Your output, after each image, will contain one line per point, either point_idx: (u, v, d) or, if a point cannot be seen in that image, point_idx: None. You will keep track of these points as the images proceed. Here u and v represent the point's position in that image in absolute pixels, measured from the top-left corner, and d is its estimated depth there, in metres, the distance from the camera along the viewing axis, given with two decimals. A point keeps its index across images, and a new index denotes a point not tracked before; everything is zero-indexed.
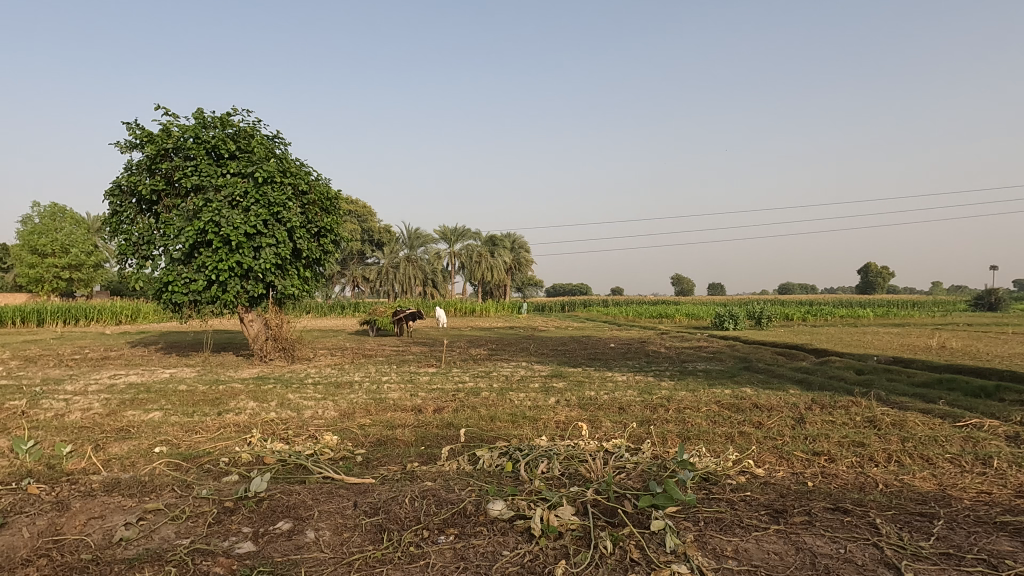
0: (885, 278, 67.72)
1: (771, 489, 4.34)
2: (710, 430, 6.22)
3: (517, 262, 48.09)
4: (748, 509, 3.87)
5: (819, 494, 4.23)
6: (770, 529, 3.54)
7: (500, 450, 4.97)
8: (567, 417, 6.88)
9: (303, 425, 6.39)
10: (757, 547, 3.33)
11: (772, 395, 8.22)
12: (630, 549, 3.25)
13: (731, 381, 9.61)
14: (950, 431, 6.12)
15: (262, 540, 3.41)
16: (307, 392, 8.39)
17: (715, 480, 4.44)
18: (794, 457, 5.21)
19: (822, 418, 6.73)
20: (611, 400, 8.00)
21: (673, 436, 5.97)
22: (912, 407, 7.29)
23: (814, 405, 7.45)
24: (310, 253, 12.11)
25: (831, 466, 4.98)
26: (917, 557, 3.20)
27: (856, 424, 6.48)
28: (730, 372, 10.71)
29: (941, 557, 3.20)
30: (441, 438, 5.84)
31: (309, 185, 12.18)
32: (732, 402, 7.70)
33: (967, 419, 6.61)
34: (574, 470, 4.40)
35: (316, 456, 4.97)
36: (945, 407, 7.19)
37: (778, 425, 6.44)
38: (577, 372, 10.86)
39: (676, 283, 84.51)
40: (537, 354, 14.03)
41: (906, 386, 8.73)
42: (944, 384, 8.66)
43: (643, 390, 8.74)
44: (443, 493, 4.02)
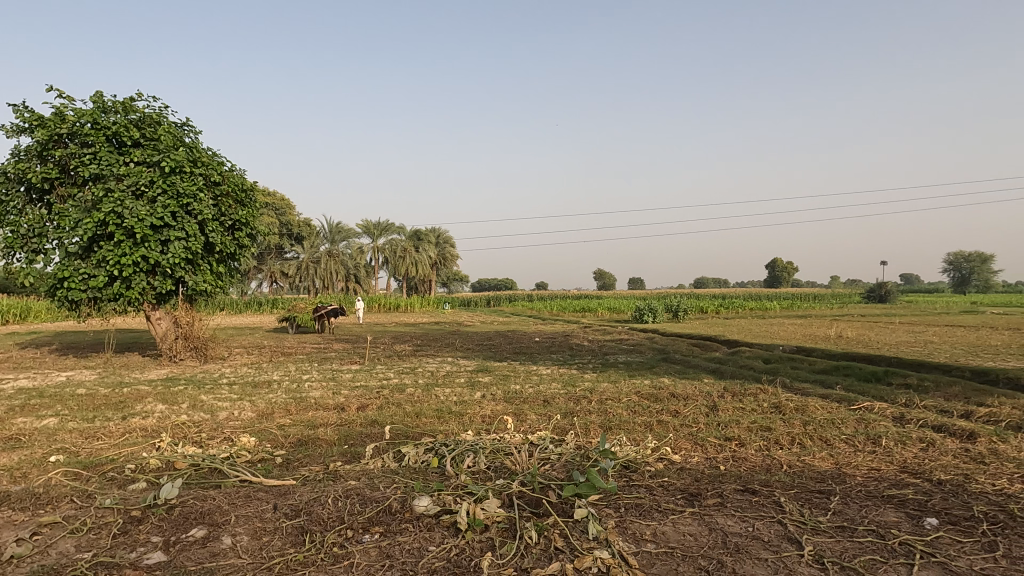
0: (789, 272, 72.48)
1: (687, 474, 4.56)
2: (630, 419, 6.45)
3: (442, 257, 48.21)
4: (666, 494, 4.05)
5: (730, 477, 4.48)
6: (686, 512, 3.72)
7: (425, 446, 4.94)
8: (492, 411, 6.95)
9: (218, 427, 6.11)
10: (673, 529, 3.49)
11: (688, 384, 8.64)
12: (554, 538, 3.31)
13: (650, 372, 10.02)
14: (846, 413, 6.65)
15: (174, 549, 3.24)
16: (222, 392, 8.02)
17: (635, 467, 4.62)
18: (707, 442, 5.50)
19: (733, 405, 7.12)
20: (535, 392, 8.14)
21: (596, 427, 6.14)
22: (813, 392, 7.85)
23: (726, 393, 7.88)
24: (224, 247, 11.55)
25: (740, 450, 5.29)
26: (816, 531, 3.46)
27: (764, 409, 6.91)
28: (649, 363, 11.14)
29: (836, 530, 3.47)
30: (365, 436, 5.74)
31: (223, 176, 11.61)
32: (650, 392, 8.01)
33: (860, 402, 7.19)
34: (500, 463, 4.45)
35: (232, 459, 4.77)
36: (841, 392, 7.77)
37: (693, 412, 6.77)
38: (503, 365, 10.96)
39: (598, 275, 86.86)
40: (463, 349, 14.04)
41: (808, 372, 9.39)
42: (841, 370, 9.38)
43: (567, 383, 8.92)
44: (368, 491, 3.96)
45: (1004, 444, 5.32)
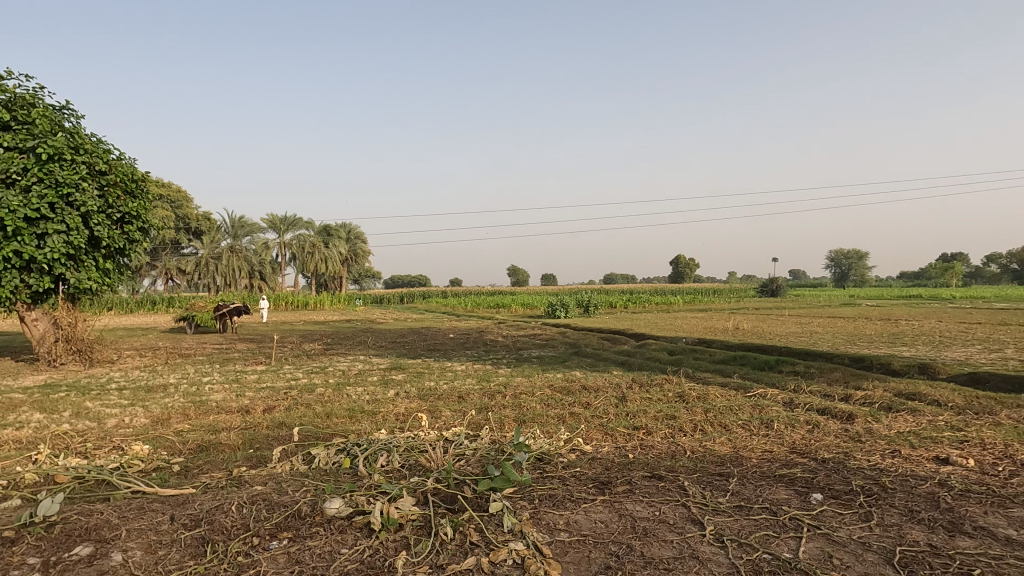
0: (691, 269, 76.38)
1: (598, 463, 4.71)
2: (544, 413, 6.57)
3: (353, 253, 47.00)
4: (578, 483, 4.17)
5: (638, 464, 4.67)
6: (597, 500, 3.84)
7: (337, 446, 4.80)
8: (406, 408, 6.86)
9: (105, 436, 5.64)
10: (585, 517, 3.59)
11: (598, 377, 8.91)
12: (469, 532, 3.32)
13: (562, 365, 10.25)
14: (742, 400, 7.10)
15: (54, 570, 2.96)
16: (110, 399, 7.41)
17: (548, 459, 4.71)
18: (617, 432, 5.70)
19: (640, 395, 7.42)
20: (450, 389, 8.11)
21: (510, 421, 6.20)
22: (713, 381, 8.32)
23: (633, 384, 8.20)
24: (111, 242, 10.67)
25: (648, 438, 5.52)
26: (717, 511, 3.67)
27: (669, 399, 7.25)
28: (561, 357, 11.39)
29: (734, 510, 3.69)
30: (271, 439, 5.50)
31: (110, 165, 10.71)
32: (563, 385, 8.20)
33: (754, 389, 7.71)
34: (414, 461, 4.40)
35: (123, 470, 4.42)
36: (738, 380, 8.29)
37: (604, 404, 7.00)
38: (416, 363, 10.84)
39: (512, 272, 87.60)
40: (376, 347, 13.77)
41: (708, 363, 9.94)
42: (738, 360, 10.00)
43: (481, 378, 8.96)
44: (275, 496, 3.80)
45: (877, 423, 5.87)
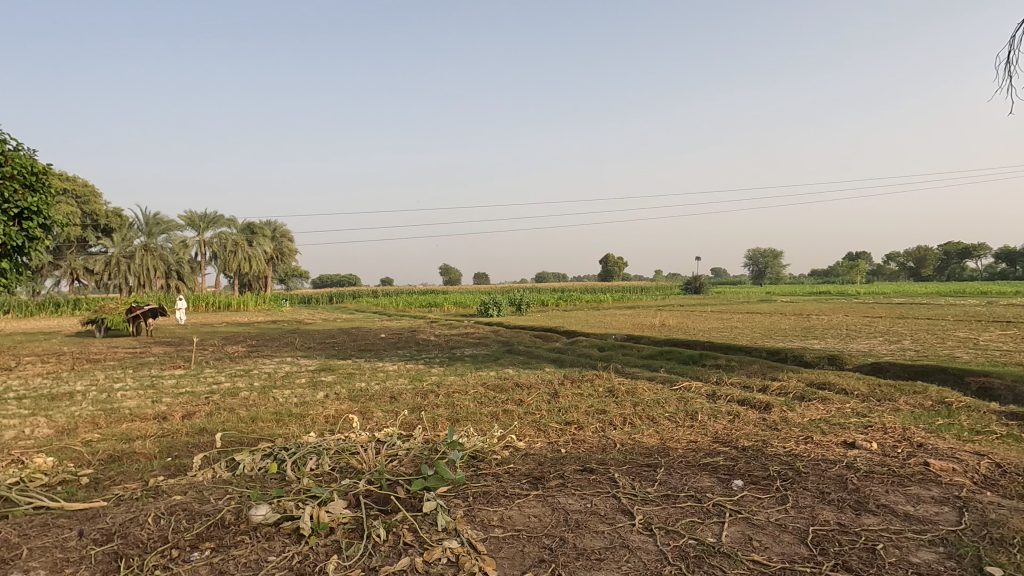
0: (619, 267, 78.35)
1: (531, 459, 4.76)
2: (477, 411, 6.57)
3: (279, 252, 45.38)
4: (511, 479, 4.20)
5: (570, 458, 4.76)
6: (531, 495, 3.88)
7: (263, 451, 4.63)
8: (336, 410, 6.70)
9: (2, 450, 5.20)
10: (519, 513, 3.62)
11: (531, 374, 9.00)
12: (402, 533, 3.28)
13: (495, 363, 10.29)
14: (669, 393, 7.36)
15: None
16: (7, 409, 6.83)
17: (482, 456, 4.72)
18: (549, 428, 5.78)
19: (572, 391, 7.56)
20: (382, 389, 7.99)
21: (444, 420, 6.16)
22: (641, 376, 8.58)
23: (565, 381, 8.33)
24: (7, 239, 9.84)
25: (579, 432, 5.63)
26: (645, 500, 3.79)
27: (599, 394, 7.42)
28: (494, 355, 11.43)
29: (662, 498, 3.83)
30: (192, 446, 5.24)
31: (5, 156, 9.87)
32: (496, 383, 8.23)
33: (680, 382, 8.00)
34: (345, 463, 4.30)
35: (23, 484, 4.09)
36: (664, 375, 8.58)
37: (537, 400, 7.08)
38: (346, 364, 10.59)
39: (444, 271, 87.02)
40: (304, 348, 13.37)
41: (637, 358, 10.24)
42: (664, 354, 10.35)
43: (414, 378, 8.86)
44: (196, 506, 3.63)
45: (792, 412, 6.23)
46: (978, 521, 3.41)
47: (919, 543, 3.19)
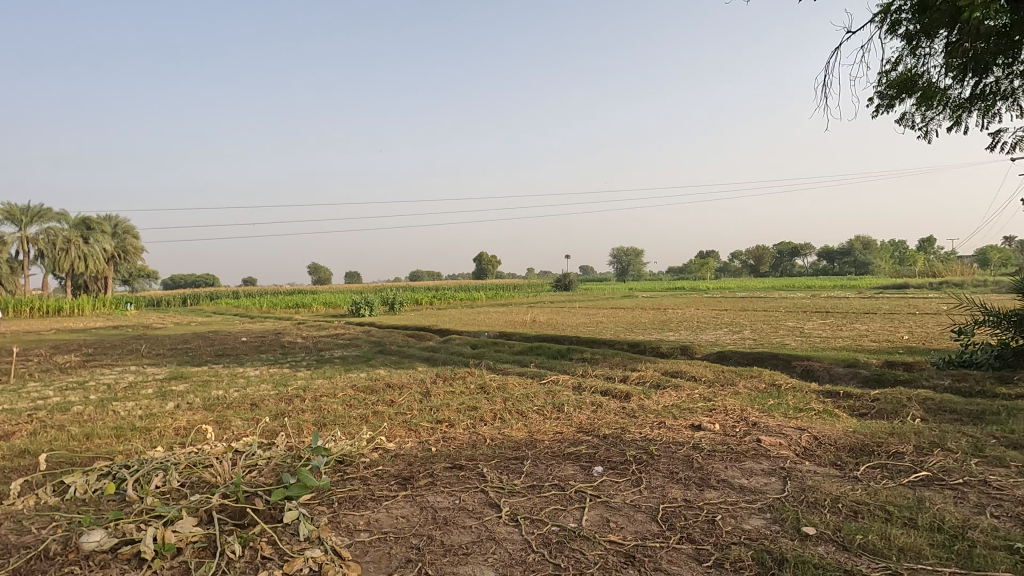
0: (493, 265, 79.51)
1: (400, 460, 4.72)
2: (345, 414, 6.39)
3: (122, 250, 41.05)
4: (380, 482, 4.14)
5: (440, 456, 4.77)
6: (399, 496, 3.85)
7: (99, 471, 4.18)
8: (189, 421, 6.20)
9: None
10: (386, 515, 3.58)
11: (403, 374, 8.89)
12: (260, 547, 3.12)
13: (366, 364, 10.05)
14: (538, 387, 7.61)
15: None
16: None
17: (350, 460, 4.60)
18: (420, 427, 5.76)
19: (444, 389, 7.58)
20: (241, 396, 7.51)
21: (309, 425, 5.92)
22: (512, 371, 8.80)
23: (437, 379, 8.33)
24: None
25: (450, 430, 5.67)
26: (512, 492, 3.90)
27: (471, 391, 7.50)
28: (365, 356, 11.16)
29: (528, 489, 3.96)
30: (10, 471, 4.61)
31: None
32: (367, 385, 8.04)
33: (549, 376, 8.30)
34: (197, 478, 4.00)
35: None
36: (534, 369, 8.86)
37: (408, 400, 7.02)
38: (201, 370, 9.82)
39: (313, 270, 83.15)
40: (152, 356, 12.21)
41: (508, 354, 10.47)
42: (534, 350, 10.68)
43: (278, 383, 8.42)
44: (13, 539, 3.20)
45: (648, 399, 6.71)
46: (798, 488, 3.89)
47: (751, 511, 3.57)
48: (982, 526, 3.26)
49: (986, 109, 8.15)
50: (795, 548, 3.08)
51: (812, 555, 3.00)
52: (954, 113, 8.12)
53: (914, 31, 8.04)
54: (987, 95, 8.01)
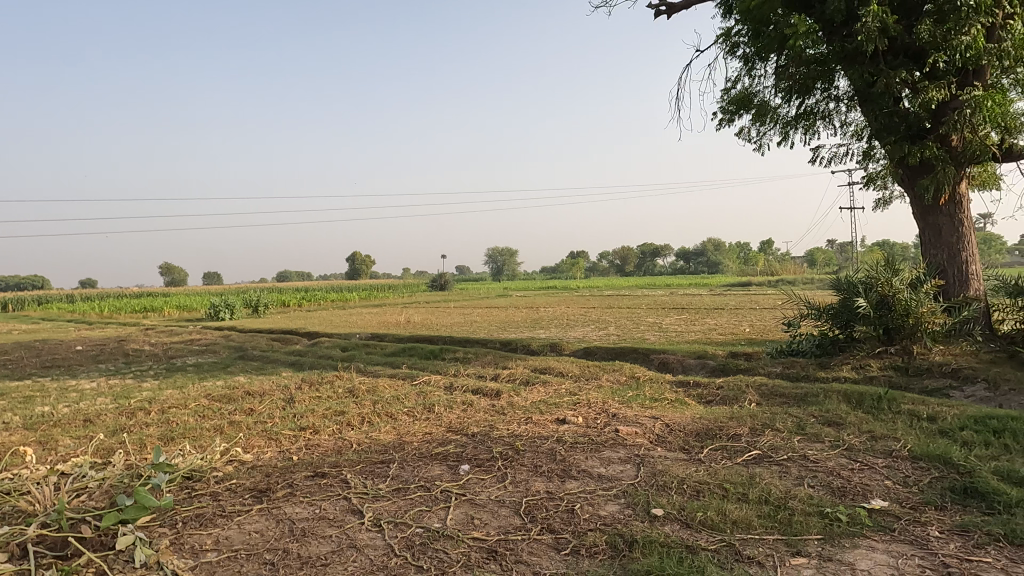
0: (367, 265, 77.45)
1: (257, 471, 4.45)
2: (197, 426, 5.91)
3: None
4: (233, 496, 3.88)
5: (302, 465, 4.56)
6: (253, 510, 3.63)
7: None
8: (3, 443, 5.42)
9: None
10: (238, 531, 3.37)
11: (265, 380, 8.39)
12: None
13: (224, 371, 9.37)
14: (409, 388, 7.51)
15: None
16: None
17: (199, 476, 4.27)
18: (281, 436, 5.47)
19: (309, 394, 7.25)
20: (72, 412, 6.69)
21: (153, 441, 5.41)
22: (382, 373, 8.62)
23: (303, 384, 7.95)
24: None
25: (314, 437, 5.44)
26: (376, 497, 3.82)
27: (338, 395, 7.25)
28: (223, 362, 10.40)
29: (392, 493, 3.90)
30: None
31: None
32: (223, 393, 7.49)
33: (421, 377, 8.23)
34: (9, 508, 3.51)
35: None
36: (405, 370, 8.74)
37: (269, 408, 6.64)
38: (23, 385, 8.63)
39: (165, 271, 76.19)
40: None
41: (379, 356, 10.24)
42: (407, 350, 10.53)
43: (119, 395, 7.61)
44: None
45: (517, 396, 6.86)
46: (649, 472, 4.17)
47: (607, 498, 3.77)
48: (799, 495, 3.69)
49: (808, 127, 9.21)
50: (645, 530, 3.30)
51: (659, 535, 3.22)
52: (783, 129, 9.08)
53: (750, 54, 8.92)
54: (809, 115, 9.06)
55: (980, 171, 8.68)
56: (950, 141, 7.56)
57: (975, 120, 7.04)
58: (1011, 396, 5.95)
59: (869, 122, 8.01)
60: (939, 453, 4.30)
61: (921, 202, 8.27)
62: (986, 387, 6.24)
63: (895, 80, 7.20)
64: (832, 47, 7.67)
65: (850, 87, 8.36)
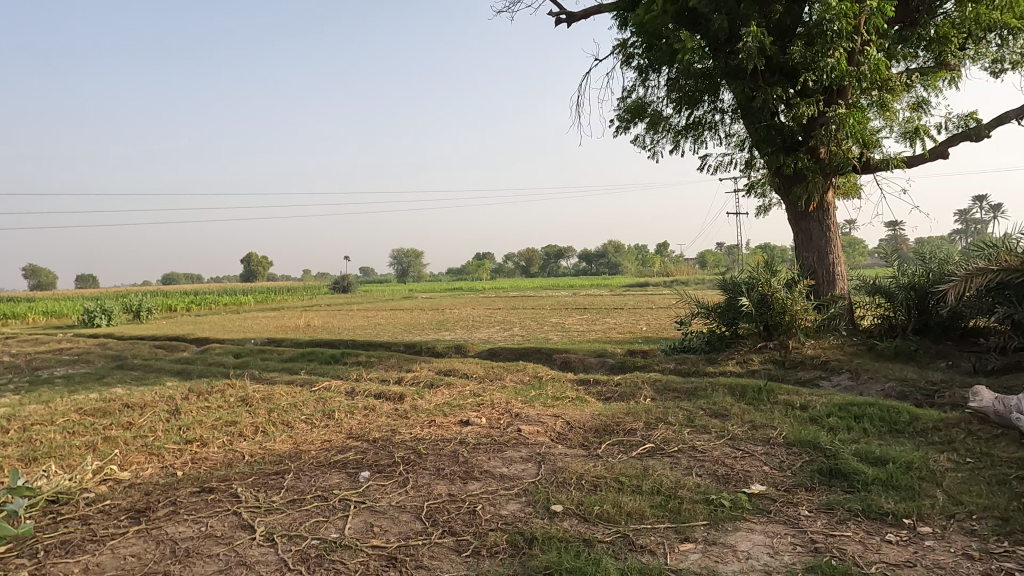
0: (264, 267, 73.88)
1: (135, 490, 4.12)
2: (66, 443, 5.38)
3: None
4: (106, 519, 3.57)
5: (187, 480, 4.27)
6: (129, 532, 3.36)
7: None
8: None
9: None
10: (112, 556, 3.11)
11: (146, 391, 7.78)
12: None
13: (99, 383, 8.59)
14: (308, 395, 7.23)
15: None
16: None
17: (66, 499, 3.89)
18: (164, 450, 5.09)
19: (197, 405, 6.81)
20: None
21: (12, 462, 4.86)
22: (279, 380, 8.24)
23: (190, 394, 7.45)
24: None
25: (202, 450, 5.11)
26: (269, 510, 3.65)
27: (230, 404, 6.85)
28: (98, 373, 9.53)
29: (287, 505, 3.73)
30: None
31: None
32: (97, 406, 6.87)
33: (320, 382, 7.93)
34: None
35: None
36: (304, 376, 8.40)
37: (151, 420, 6.17)
38: None
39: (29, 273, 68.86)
40: None
41: (276, 362, 9.79)
42: (306, 355, 10.13)
43: None
44: None
45: (421, 399, 6.79)
46: (550, 470, 4.26)
47: (509, 497, 3.82)
48: (688, 484, 3.91)
49: (697, 137, 9.78)
50: (544, 526, 3.37)
51: (558, 530, 3.30)
52: (675, 138, 9.58)
53: (644, 65, 9.36)
54: (697, 125, 9.62)
55: (844, 181, 9.57)
56: (820, 153, 8.27)
57: (839, 136, 7.75)
58: (870, 383, 6.62)
59: (750, 134, 8.62)
60: (809, 439, 4.71)
61: (796, 209, 9.02)
62: (849, 377, 6.90)
63: (771, 96, 7.80)
64: (717, 63, 8.19)
65: (734, 101, 8.96)
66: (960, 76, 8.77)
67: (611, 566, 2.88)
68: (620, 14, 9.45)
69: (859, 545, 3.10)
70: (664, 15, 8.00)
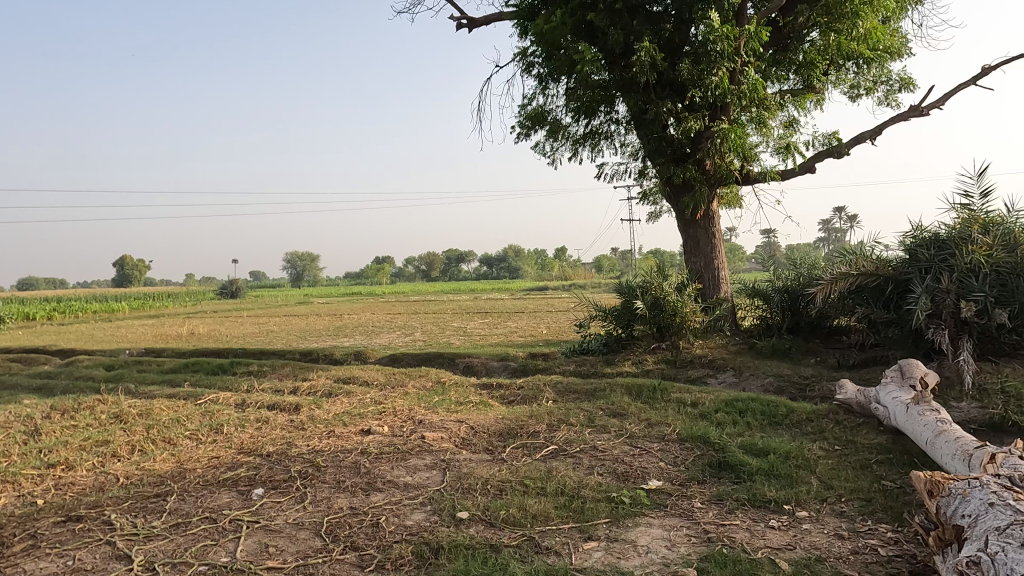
0: (140, 271, 68.22)
1: None
2: None
3: None
4: None
5: (49, 510, 3.83)
6: None
7: None
8: None
9: None
10: None
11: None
12: None
13: None
14: (192, 408, 6.72)
15: None
16: None
17: None
18: (20, 477, 4.53)
19: (62, 424, 6.13)
20: None
21: None
22: (159, 393, 7.60)
23: (52, 412, 6.69)
24: None
25: (67, 475, 4.60)
26: (148, 537, 3.34)
27: (101, 422, 6.23)
28: None
29: (169, 530, 3.44)
30: None
31: None
32: None
33: (206, 395, 7.39)
34: None
35: None
36: (188, 389, 7.80)
37: (4, 444, 5.47)
38: None
39: None
40: None
41: (155, 374, 9.03)
42: (190, 366, 9.43)
43: None
44: None
45: (319, 409, 6.51)
46: (455, 477, 4.22)
47: (413, 507, 3.74)
48: (591, 484, 4.01)
49: (594, 146, 10.11)
50: (450, 534, 3.32)
51: (464, 538, 3.27)
52: (573, 146, 9.85)
53: (543, 74, 9.55)
54: (594, 134, 9.95)
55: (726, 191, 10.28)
56: (705, 165, 8.80)
57: (723, 149, 8.28)
58: (751, 380, 7.12)
59: (643, 144, 9.03)
60: (700, 434, 4.98)
61: (684, 216, 9.55)
62: (733, 374, 7.39)
63: (662, 110, 8.22)
64: (613, 75, 8.52)
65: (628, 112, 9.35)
66: (823, 100, 9.69)
67: (518, 570, 2.90)
68: (520, 23, 9.59)
69: (746, 533, 3.31)
70: (563, 26, 8.21)
